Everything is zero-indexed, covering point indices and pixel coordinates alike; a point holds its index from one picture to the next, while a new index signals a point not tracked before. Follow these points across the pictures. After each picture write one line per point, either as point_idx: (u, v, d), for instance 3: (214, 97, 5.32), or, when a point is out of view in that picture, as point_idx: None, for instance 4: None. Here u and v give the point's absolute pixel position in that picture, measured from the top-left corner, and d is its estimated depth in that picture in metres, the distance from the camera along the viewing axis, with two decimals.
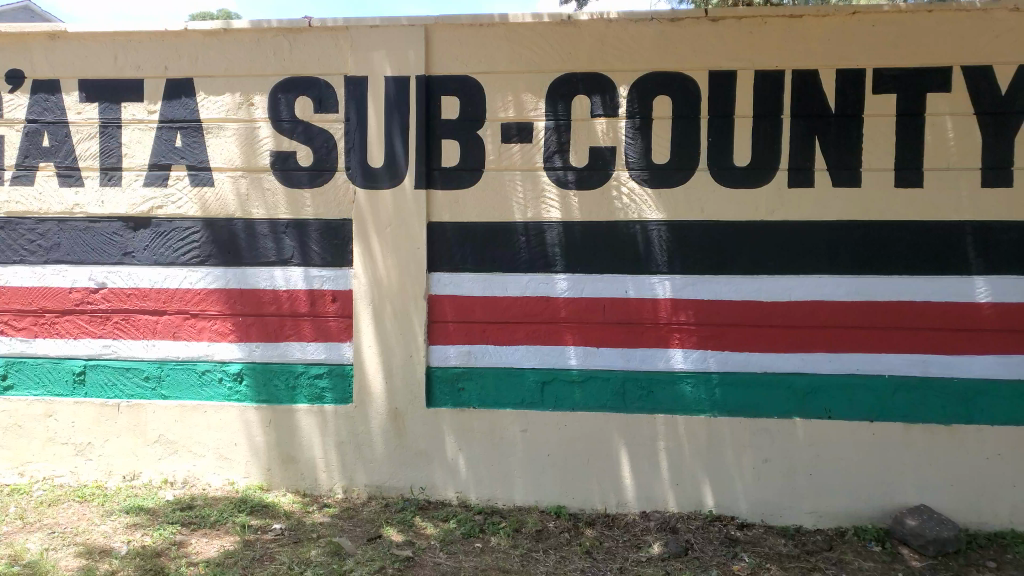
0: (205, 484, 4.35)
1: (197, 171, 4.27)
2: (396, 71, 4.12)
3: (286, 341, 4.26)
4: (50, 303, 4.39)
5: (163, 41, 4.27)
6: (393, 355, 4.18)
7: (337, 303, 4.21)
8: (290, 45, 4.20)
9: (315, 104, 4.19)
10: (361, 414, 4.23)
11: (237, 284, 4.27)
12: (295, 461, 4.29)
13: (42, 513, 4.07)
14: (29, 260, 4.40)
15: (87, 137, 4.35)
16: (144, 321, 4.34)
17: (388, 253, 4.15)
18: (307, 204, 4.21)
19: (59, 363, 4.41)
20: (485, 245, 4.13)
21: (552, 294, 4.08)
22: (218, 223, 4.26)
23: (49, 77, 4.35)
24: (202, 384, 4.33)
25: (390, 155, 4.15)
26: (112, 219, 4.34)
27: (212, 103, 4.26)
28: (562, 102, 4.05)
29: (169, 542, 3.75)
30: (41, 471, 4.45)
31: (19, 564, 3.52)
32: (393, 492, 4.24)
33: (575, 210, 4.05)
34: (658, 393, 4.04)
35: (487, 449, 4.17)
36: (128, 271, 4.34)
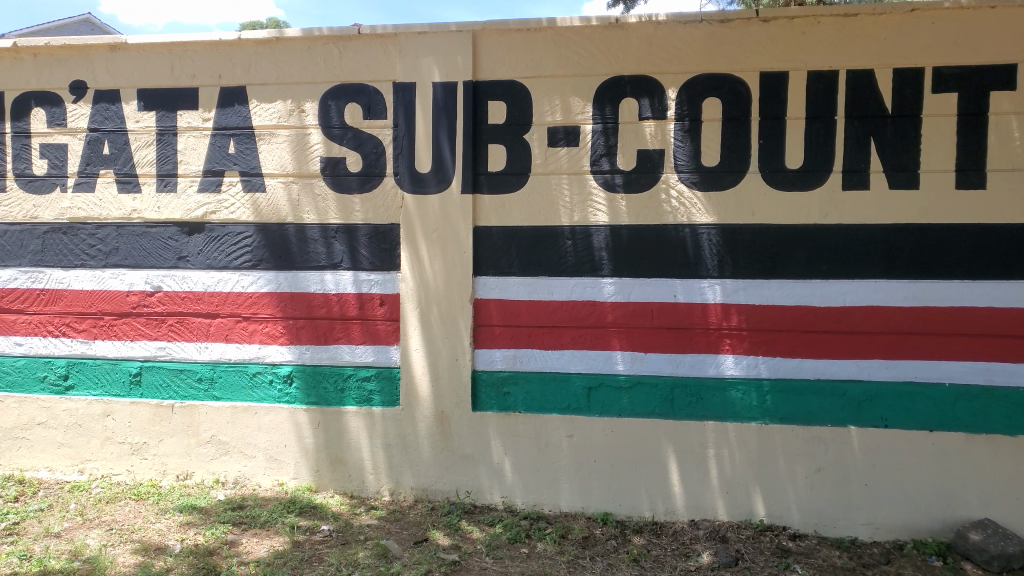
0: (256, 485, 4.42)
1: (250, 177, 4.36)
2: (444, 77, 4.15)
3: (335, 344, 4.31)
4: (109, 305, 4.52)
5: (218, 51, 4.37)
6: (440, 359, 4.19)
7: (384, 307, 4.25)
8: (340, 52, 4.26)
9: (364, 110, 4.25)
10: (408, 417, 4.25)
11: (288, 287, 4.34)
12: (343, 462, 4.34)
13: (101, 511, 4.19)
14: (89, 264, 4.54)
15: (145, 145, 4.47)
16: (198, 324, 4.44)
17: (435, 257, 4.17)
18: (356, 209, 4.26)
19: (116, 364, 4.54)
20: (532, 249, 4.12)
21: (599, 298, 4.05)
22: (269, 227, 4.34)
23: (109, 87, 4.49)
24: (253, 386, 4.40)
25: (438, 160, 4.17)
26: (168, 224, 4.45)
27: (265, 110, 4.34)
28: (609, 105, 4.02)
29: (221, 541, 3.82)
30: (100, 469, 4.58)
31: (79, 559, 3.63)
32: (439, 496, 4.25)
33: (623, 214, 4.02)
34: (707, 399, 3.98)
35: (533, 454, 4.15)
36: (183, 275, 4.44)
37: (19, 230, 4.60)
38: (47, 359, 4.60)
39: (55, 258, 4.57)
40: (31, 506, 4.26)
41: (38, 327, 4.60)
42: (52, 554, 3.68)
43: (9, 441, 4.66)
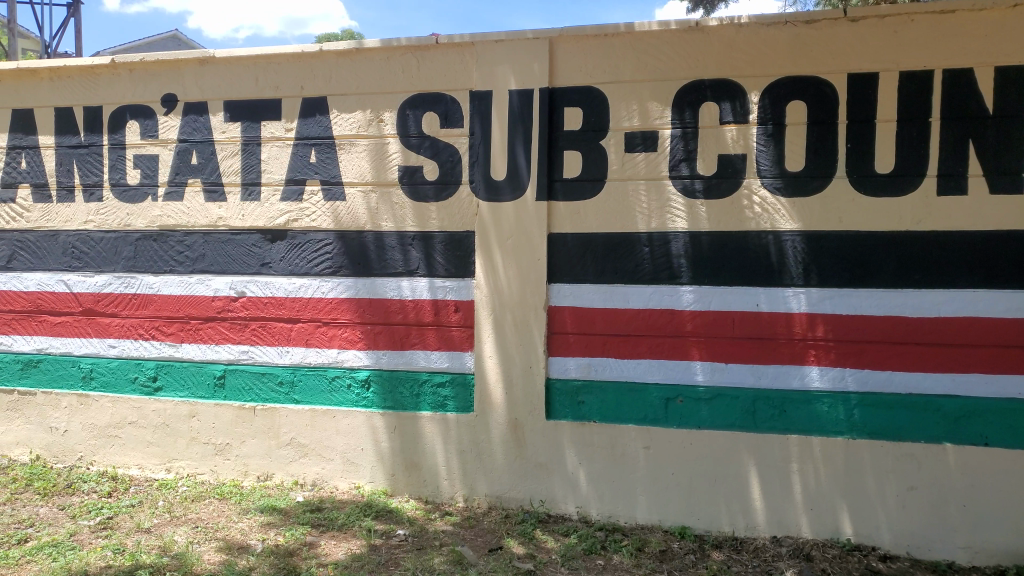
0: (334, 487, 4.50)
1: (330, 186, 4.45)
2: (520, 84, 4.14)
3: (411, 350, 4.36)
4: (195, 310, 4.69)
5: (301, 63, 4.48)
6: (514, 367, 4.19)
7: (459, 313, 4.28)
8: (418, 62, 4.31)
9: (441, 119, 4.29)
10: (482, 425, 4.25)
11: (366, 293, 4.41)
12: (418, 467, 4.37)
13: (187, 508, 4.34)
14: (178, 270, 4.71)
15: (230, 155, 4.62)
16: (280, 329, 4.56)
17: (510, 266, 4.17)
18: (433, 217, 4.30)
19: (202, 367, 4.69)
20: (608, 256, 4.07)
21: (678, 306, 3.97)
22: (349, 235, 4.42)
23: (198, 99, 4.67)
24: (331, 390, 4.49)
25: (513, 168, 4.17)
26: (252, 231, 4.58)
27: (345, 120, 4.43)
28: (689, 110, 3.95)
29: (300, 542, 3.90)
30: (186, 469, 4.74)
31: (168, 554, 3.76)
32: (513, 504, 4.24)
33: (703, 220, 3.94)
34: (790, 412, 3.85)
35: (608, 464, 4.10)
36: (266, 281, 4.56)
37: (113, 237, 4.81)
38: (138, 361, 4.79)
39: (146, 264, 4.76)
40: (123, 502, 4.45)
41: (130, 330, 4.80)
42: (143, 548, 3.83)
43: (102, 439, 4.87)
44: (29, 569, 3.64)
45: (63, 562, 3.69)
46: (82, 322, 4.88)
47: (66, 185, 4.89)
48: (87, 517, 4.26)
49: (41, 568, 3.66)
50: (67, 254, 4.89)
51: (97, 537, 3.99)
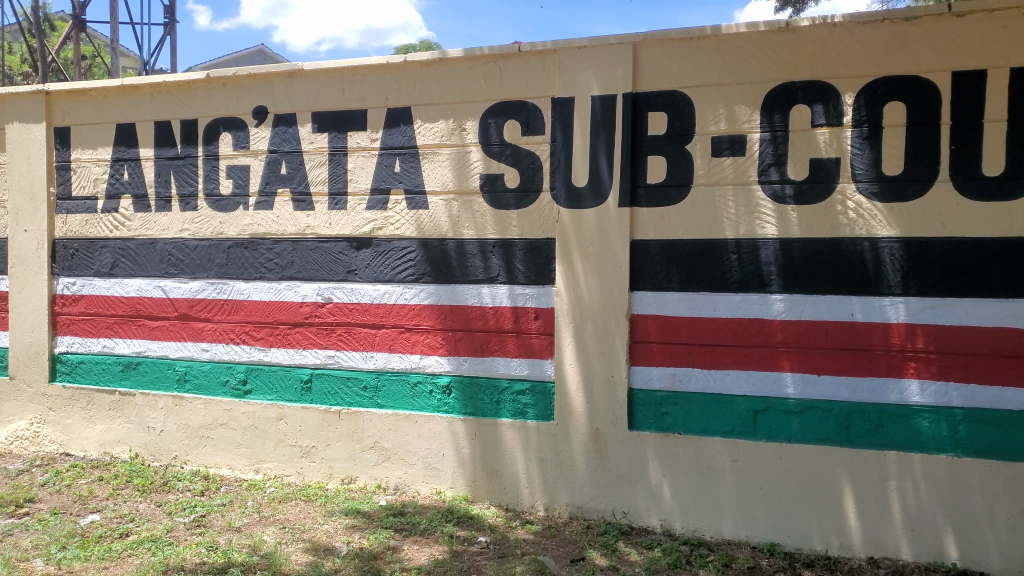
0: (415, 491, 4.55)
1: (414, 195, 4.52)
2: (603, 89, 4.11)
3: (491, 356, 4.36)
4: (283, 316, 4.83)
5: (386, 74, 4.57)
6: (595, 376, 4.14)
7: (539, 320, 4.27)
8: (500, 70, 4.33)
9: (523, 126, 4.29)
10: (563, 434, 4.22)
11: (447, 300, 4.45)
12: (499, 474, 4.37)
13: (275, 509, 4.46)
14: (268, 277, 4.86)
15: (318, 164, 4.75)
16: (364, 334, 4.65)
17: (592, 273, 4.13)
18: (514, 224, 4.30)
19: (290, 371, 4.83)
20: (693, 263, 3.99)
21: (767, 316, 3.86)
22: (431, 243, 4.47)
23: (287, 111, 4.81)
24: (414, 395, 4.55)
25: (595, 174, 4.14)
26: (338, 239, 4.69)
27: (428, 130, 4.49)
28: (778, 113, 3.83)
29: (384, 546, 3.95)
30: (273, 470, 4.87)
31: (258, 553, 3.87)
32: (595, 515, 4.18)
33: (793, 226, 3.81)
34: (888, 427, 3.68)
35: (693, 477, 4.00)
36: (351, 287, 4.66)
37: (206, 245, 5.01)
38: (229, 364, 4.96)
39: (238, 271, 4.93)
40: (215, 501, 4.61)
41: (222, 334, 4.97)
42: (234, 546, 3.95)
43: (196, 439, 5.05)
44: (130, 563, 3.81)
45: (161, 557, 3.85)
46: (177, 326, 5.08)
47: (164, 195, 5.11)
48: (182, 514, 4.43)
49: (141, 562, 3.82)
50: (164, 262, 5.11)
51: (191, 534, 4.15)
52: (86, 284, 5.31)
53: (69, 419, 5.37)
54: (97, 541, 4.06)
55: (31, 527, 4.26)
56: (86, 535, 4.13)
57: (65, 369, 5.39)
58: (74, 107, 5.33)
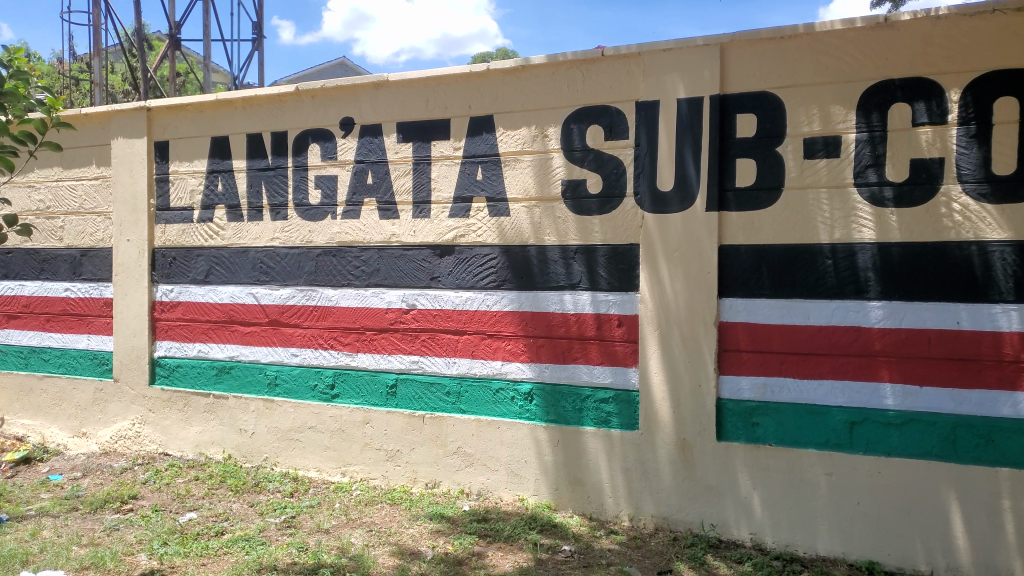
0: (498, 498, 4.55)
1: (496, 202, 4.54)
2: (689, 92, 4.03)
3: (574, 364, 4.33)
4: (369, 322, 4.92)
5: (469, 83, 4.61)
6: (681, 384, 4.06)
7: (623, 327, 4.22)
8: (584, 75, 4.31)
9: (606, 131, 4.25)
10: (648, 443, 4.15)
11: (529, 306, 4.44)
12: (582, 483, 4.33)
13: (362, 512, 4.55)
14: (355, 283, 4.97)
15: (403, 174, 4.83)
16: (447, 340, 4.69)
17: (678, 279, 4.06)
18: (597, 230, 4.27)
19: (375, 376, 4.92)
20: (785, 269, 3.87)
21: (865, 323, 3.70)
22: (514, 249, 4.48)
23: (373, 122, 4.91)
24: (496, 401, 4.56)
25: (681, 178, 4.06)
26: (422, 247, 4.75)
27: (511, 137, 4.50)
28: (876, 112, 3.67)
29: (469, 551, 3.96)
30: (359, 473, 4.97)
31: (347, 555, 3.94)
32: (681, 526, 4.09)
33: (893, 229, 3.64)
34: (999, 442, 3.48)
35: (785, 489, 3.87)
36: (435, 294, 4.72)
37: (296, 253, 5.15)
38: (317, 369, 5.10)
39: (326, 278, 5.06)
40: (304, 502, 4.73)
41: (310, 340, 5.11)
42: (323, 548, 4.04)
43: (285, 442, 5.20)
44: (226, 561, 3.95)
45: (255, 556, 3.97)
46: (269, 332, 5.25)
47: (256, 205, 5.29)
48: (274, 514, 4.56)
49: (236, 559, 3.95)
50: (256, 269, 5.29)
51: (283, 535, 4.26)
52: (183, 291, 5.54)
53: (168, 421, 5.62)
54: (195, 538, 4.22)
55: (134, 523, 4.47)
56: (185, 533, 4.31)
57: (164, 372, 5.64)
58: (173, 122, 5.59)
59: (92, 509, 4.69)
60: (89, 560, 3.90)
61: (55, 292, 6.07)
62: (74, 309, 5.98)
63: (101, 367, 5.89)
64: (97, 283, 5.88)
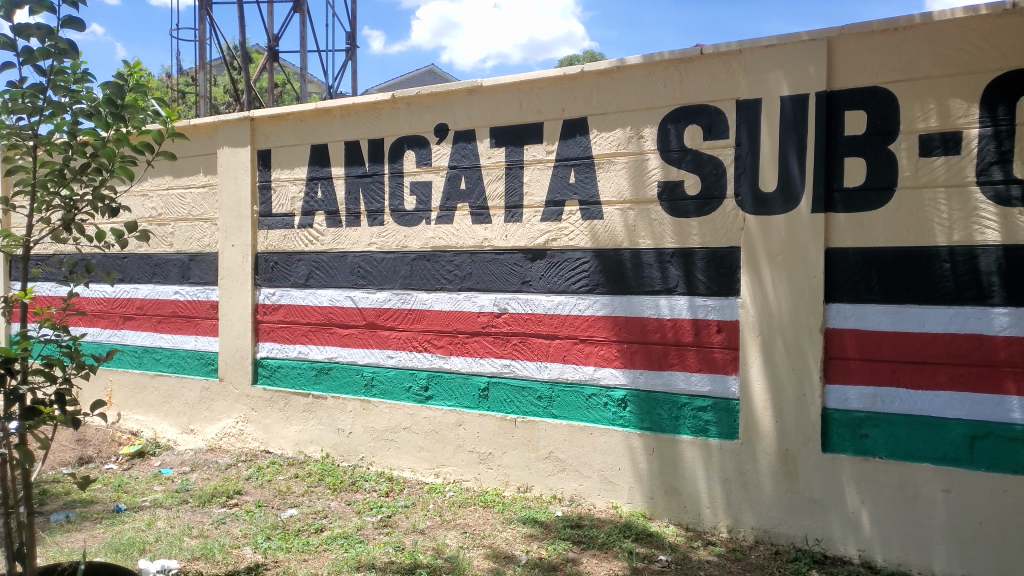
0: (591, 504, 4.50)
1: (589, 206, 4.50)
2: (793, 89, 3.89)
3: (670, 370, 4.25)
4: (462, 325, 4.97)
5: (562, 86, 4.60)
6: (784, 393, 3.92)
7: (722, 333, 4.10)
8: (681, 75, 4.22)
9: (705, 131, 4.15)
10: (748, 453, 4.02)
11: (623, 311, 4.38)
12: (678, 492, 4.23)
13: (455, 513, 4.58)
14: (448, 287, 5.03)
15: (495, 178, 4.85)
16: (540, 344, 4.68)
17: (781, 283, 3.92)
18: (694, 233, 4.17)
19: (468, 379, 4.95)
20: (897, 273, 3.67)
21: (987, 331, 3.48)
22: (607, 253, 4.43)
23: (467, 127, 4.96)
24: (589, 407, 4.52)
25: (784, 178, 3.92)
26: (514, 251, 4.76)
27: (605, 139, 4.46)
28: (1002, 105, 3.45)
29: (563, 557, 3.92)
30: (452, 474, 5.01)
31: (442, 556, 3.97)
32: (783, 540, 3.93)
33: (1021, 231, 3.41)
34: None
35: (898, 505, 3.66)
36: (527, 298, 4.72)
37: (392, 257, 5.26)
38: (411, 371, 5.18)
39: (420, 282, 5.14)
40: (399, 502, 4.80)
41: (405, 342, 5.21)
42: (419, 548, 4.08)
43: (381, 442, 5.30)
44: (327, 557, 4.05)
45: (354, 553, 4.05)
46: (365, 334, 5.38)
47: (353, 211, 5.43)
48: (370, 513, 4.65)
49: (336, 556, 4.05)
50: (354, 273, 5.43)
51: (379, 534, 4.34)
52: (285, 294, 5.74)
53: (269, 419, 5.82)
54: (296, 534, 4.35)
55: (240, 517, 4.65)
56: (287, 528, 4.44)
57: (266, 372, 5.85)
58: (275, 131, 5.80)
59: (201, 503, 4.91)
60: (199, 551, 4.08)
61: (165, 295, 6.40)
62: (183, 311, 6.28)
63: (207, 366, 6.17)
64: (205, 286, 6.17)
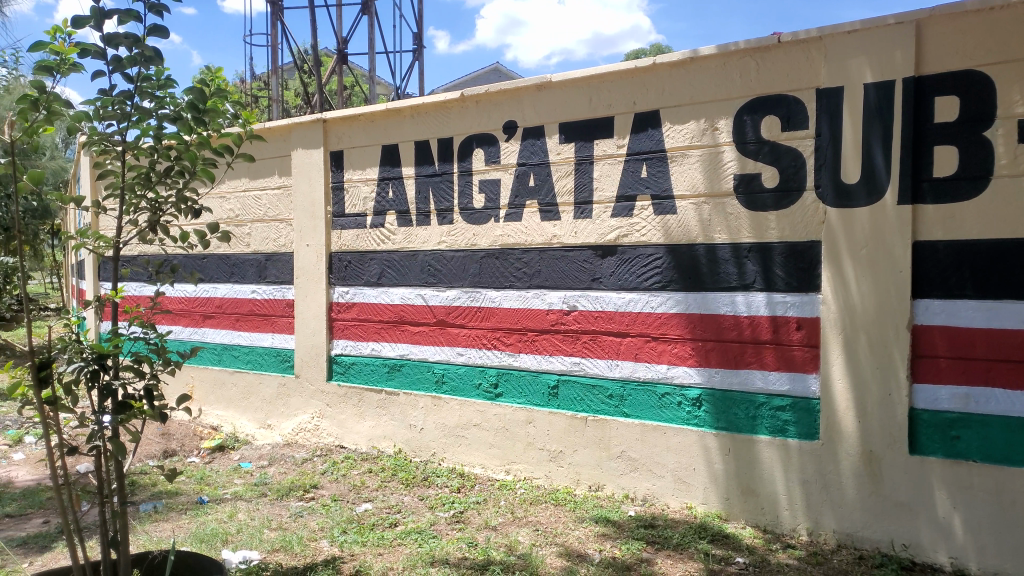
0: (665, 504, 4.42)
1: (661, 200, 4.42)
2: (878, 76, 3.74)
3: (747, 369, 4.14)
4: (532, 322, 4.96)
5: (633, 79, 4.53)
6: (868, 393, 3.77)
7: (802, 330, 3.97)
8: (757, 64, 4.10)
9: (783, 122, 4.03)
10: (830, 454, 3.89)
11: (698, 308, 4.29)
12: (756, 493, 4.12)
13: (527, 510, 4.58)
14: (517, 285, 5.02)
15: (565, 174, 4.81)
16: (610, 342, 4.64)
17: (865, 278, 3.77)
18: (772, 227, 4.05)
19: (538, 377, 4.94)
20: (992, 267, 3.50)
21: None
22: (680, 249, 4.35)
23: (536, 124, 4.94)
24: (662, 406, 4.45)
25: (868, 169, 3.77)
26: (584, 248, 4.72)
27: (678, 132, 4.38)
28: None
29: (637, 557, 3.86)
30: (523, 472, 5.01)
31: (515, 553, 3.97)
32: (868, 545, 3.79)
33: None
34: None
35: (993, 511, 3.48)
36: (597, 295, 4.68)
37: (461, 255, 5.29)
38: (481, 368, 5.20)
39: (490, 279, 5.15)
40: (470, 498, 4.83)
41: (475, 340, 5.23)
42: (492, 545, 4.09)
43: (452, 438, 5.35)
44: (401, 551, 4.10)
45: (428, 549, 4.09)
46: (436, 331, 5.43)
47: (424, 210, 5.48)
48: (442, 509, 4.69)
49: (410, 551, 4.09)
50: (424, 271, 5.48)
51: (453, 529, 4.37)
52: (358, 292, 5.85)
53: (343, 415, 5.94)
54: (371, 528, 4.43)
55: (316, 510, 4.76)
56: (362, 522, 4.52)
57: (340, 369, 5.98)
58: (347, 133, 5.91)
59: (280, 496, 5.04)
60: (279, 543, 4.19)
61: (244, 294, 6.60)
62: (261, 309, 6.47)
63: (283, 363, 6.33)
64: (281, 285, 6.33)
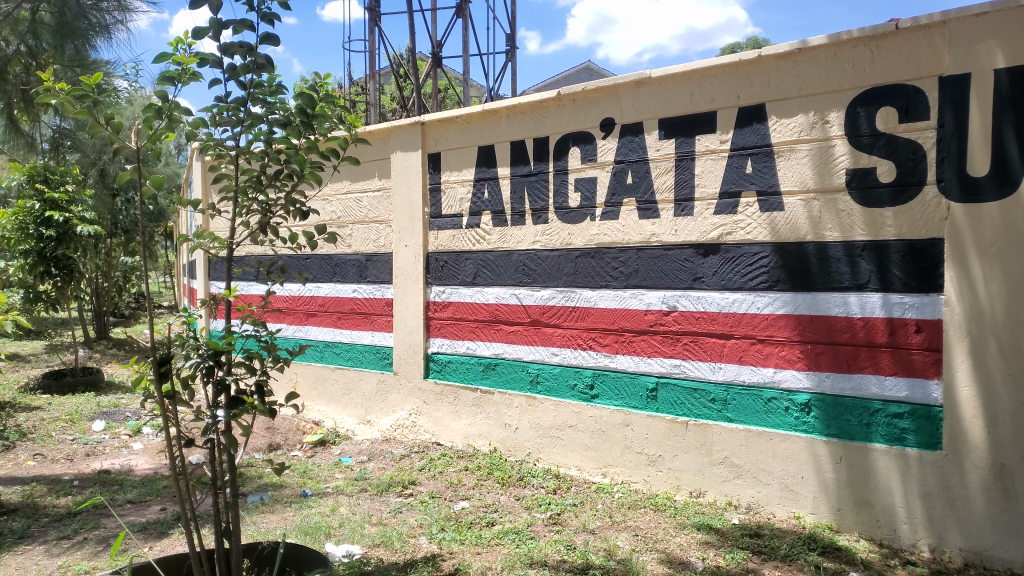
0: (771, 513, 4.25)
1: (768, 196, 4.25)
2: (1011, 61, 3.51)
3: (861, 374, 3.93)
4: (629, 323, 4.87)
5: (737, 72, 4.38)
6: (999, 401, 3.53)
7: (922, 334, 3.74)
8: (873, 53, 3.88)
9: (901, 113, 3.80)
10: (954, 466, 3.64)
11: (807, 309, 4.10)
12: (871, 505, 3.89)
13: (625, 515, 4.49)
14: (614, 285, 4.95)
15: (664, 171, 4.70)
16: (712, 344, 4.50)
17: (995, 279, 3.53)
18: (889, 224, 3.82)
19: (635, 379, 4.85)
20: None
21: None
22: (788, 247, 4.17)
23: (634, 120, 4.85)
24: (768, 411, 4.28)
25: (999, 161, 3.53)
26: (684, 247, 4.61)
27: (785, 126, 4.20)
28: None
29: (743, 567, 3.71)
30: (620, 475, 4.93)
31: (615, 558, 3.89)
32: (999, 565, 3.52)
33: None
34: None
35: None
36: (698, 295, 4.55)
37: (557, 254, 5.25)
38: (577, 369, 5.15)
39: (586, 279, 5.09)
40: (567, 499, 4.79)
41: (571, 340, 5.18)
42: (591, 548, 4.03)
43: (547, 438, 5.31)
44: (500, 551, 4.10)
45: (526, 549, 4.07)
46: (531, 331, 5.41)
47: (519, 210, 5.47)
48: (539, 510, 4.67)
49: (509, 551, 4.08)
50: (520, 271, 5.47)
51: (550, 531, 4.34)
52: (454, 292, 5.90)
53: (440, 412, 6.01)
54: (469, 526, 4.45)
55: (415, 507, 4.82)
56: (460, 520, 4.55)
57: (436, 367, 6.05)
58: (444, 134, 5.97)
59: (379, 491, 5.14)
60: (379, 538, 4.27)
61: (345, 293, 6.78)
62: (361, 308, 6.63)
63: (382, 361, 6.46)
64: (380, 284, 6.47)
